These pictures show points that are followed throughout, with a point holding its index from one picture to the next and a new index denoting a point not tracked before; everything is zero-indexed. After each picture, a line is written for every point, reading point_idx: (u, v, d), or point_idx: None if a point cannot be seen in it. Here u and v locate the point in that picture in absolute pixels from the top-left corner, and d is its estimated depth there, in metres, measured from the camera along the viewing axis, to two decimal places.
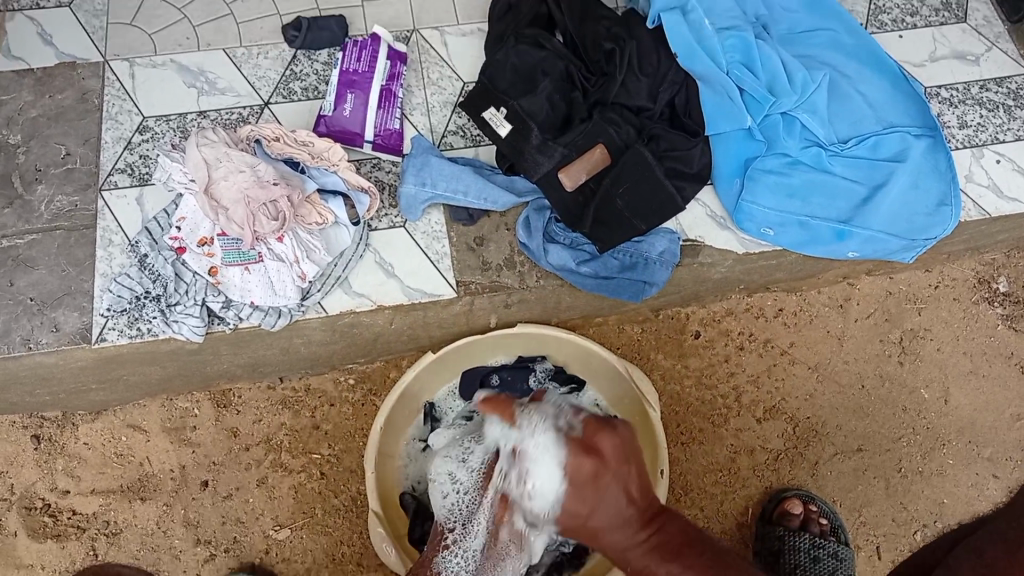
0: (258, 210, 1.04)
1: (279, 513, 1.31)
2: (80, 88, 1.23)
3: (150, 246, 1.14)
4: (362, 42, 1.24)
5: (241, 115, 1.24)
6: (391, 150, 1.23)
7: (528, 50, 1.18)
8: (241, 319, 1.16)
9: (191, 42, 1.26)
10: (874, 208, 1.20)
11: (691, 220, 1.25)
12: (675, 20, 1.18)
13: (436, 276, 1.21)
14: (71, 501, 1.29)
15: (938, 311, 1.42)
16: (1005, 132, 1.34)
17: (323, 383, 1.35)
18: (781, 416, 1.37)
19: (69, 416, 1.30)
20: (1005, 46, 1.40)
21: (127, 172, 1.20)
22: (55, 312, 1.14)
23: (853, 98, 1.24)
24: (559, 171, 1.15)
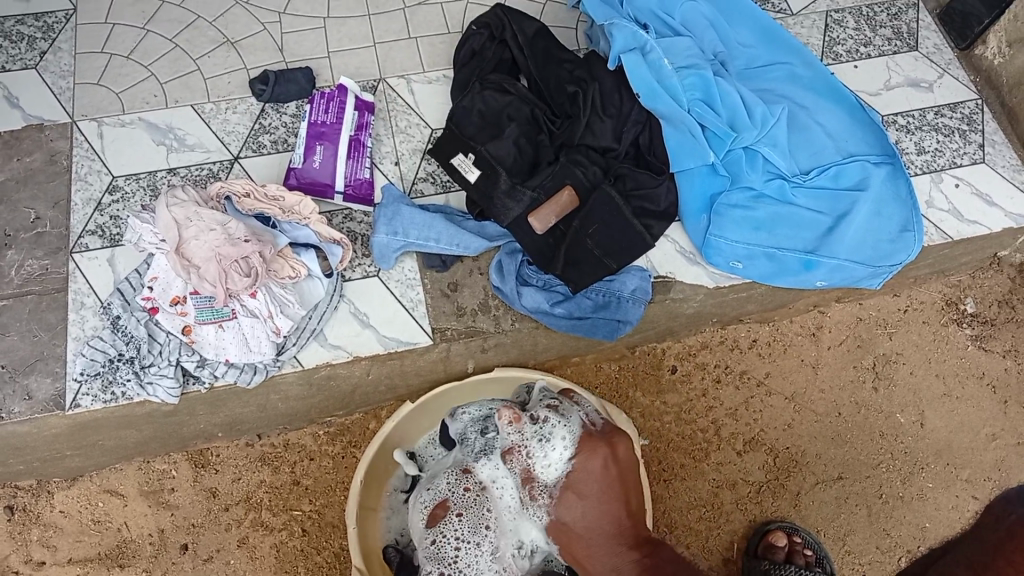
0: (230, 267, 1.04)
1: (262, 573, 1.29)
2: (48, 150, 1.23)
3: (123, 308, 1.13)
4: (330, 94, 1.26)
5: (211, 172, 1.24)
6: (363, 200, 1.24)
7: (494, 96, 1.21)
8: (216, 377, 1.15)
9: (159, 99, 1.27)
10: (839, 238, 1.22)
11: (661, 256, 1.27)
12: (635, 61, 1.20)
13: (412, 325, 1.21)
14: (46, 573, 1.26)
15: (909, 336, 1.44)
16: (961, 157, 1.38)
17: (302, 437, 1.33)
18: (761, 448, 1.38)
19: (44, 484, 1.27)
20: (956, 72, 1.45)
21: (96, 233, 1.20)
22: (27, 379, 1.13)
23: (813, 129, 1.27)
24: (528, 215, 1.17)
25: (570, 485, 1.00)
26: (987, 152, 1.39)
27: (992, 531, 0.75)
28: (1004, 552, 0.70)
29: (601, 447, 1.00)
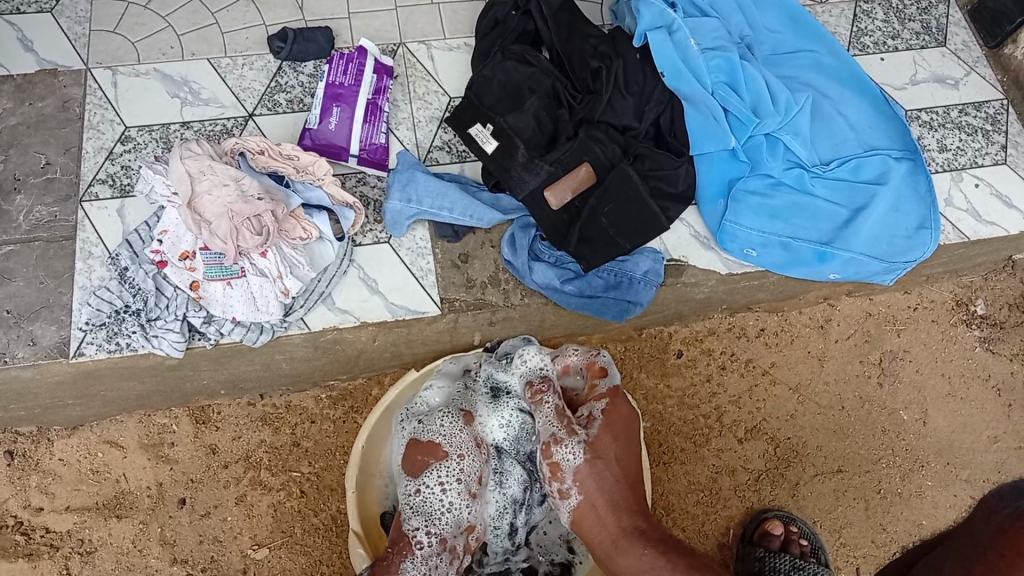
0: (242, 224, 1.03)
1: (257, 532, 1.29)
2: (62, 96, 1.22)
3: (131, 259, 1.12)
4: (350, 55, 1.24)
5: (225, 127, 1.24)
6: (377, 164, 1.23)
7: (515, 67, 1.19)
8: (222, 334, 1.15)
9: (175, 51, 1.26)
10: (856, 231, 1.21)
11: (675, 239, 1.26)
12: (662, 40, 1.19)
13: (422, 295, 1.20)
14: (44, 520, 1.26)
15: (917, 334, 1.43)
16: (983, 156, 1.37)
17: (304, 400, 1.33)
18: (761, 437, 1.38)
19: (44, 431, 1.28)
20: (983, 71, 1.42)
21: (107, 183, 1.19)
22: (32, 325, 1.13)
23: (836, 119, 1.26)
24: (544, 190, 1.16)
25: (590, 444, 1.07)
26: (1009, 153, 1.38)
27: (985, 527, 0.72)
28: (996, 548, 0.69)
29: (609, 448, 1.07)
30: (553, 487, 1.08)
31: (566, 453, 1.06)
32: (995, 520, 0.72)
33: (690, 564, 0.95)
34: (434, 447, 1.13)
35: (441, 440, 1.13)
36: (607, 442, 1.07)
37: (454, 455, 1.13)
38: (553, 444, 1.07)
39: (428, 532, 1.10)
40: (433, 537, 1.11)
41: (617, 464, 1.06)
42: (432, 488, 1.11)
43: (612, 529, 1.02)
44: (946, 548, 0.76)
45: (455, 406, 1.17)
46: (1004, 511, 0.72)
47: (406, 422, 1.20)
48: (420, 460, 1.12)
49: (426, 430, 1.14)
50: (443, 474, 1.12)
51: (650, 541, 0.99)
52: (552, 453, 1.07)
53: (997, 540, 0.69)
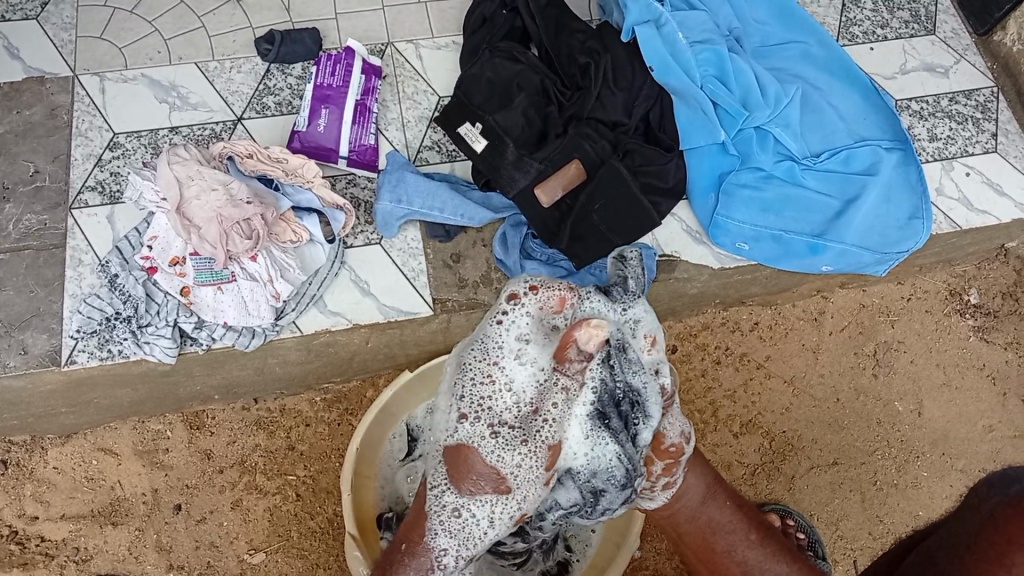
0: (231, 229, 1.03)
1: (253, 536, 1.29)
2: (48, 103, 1.21)
3: (121, 266, 1.12)
4: (337, 56, 1.23)
5: (214, 131, 1.23)
6: (366, 166, 1.22)
7: (503, 64, 1.19)
8: (214, 340, 1.14)
9: (163, 56, 1.25)
10: (848, 222, 1.21)
11: (667, 235, 1.26)
12: (650, 34, 1.19)
13: (414, 295, 1.20)
14: (39, 528, 1.26)
15: (911, 324, 1.43)
16: (974, 145, 1.37)
17: (299, 403, 1.33)
18: (758, 431, 1.38)
19: (38, 440, 1.27)
20: (973, 58, 1.42)
21: (96, 190, 1.18)
22: (22, 334, 1.12)
23: (826, 111, 1.25)
24: (534, 187, 1.16)
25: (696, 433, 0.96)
26: (1000, 142, 1.38)
27: (977, 516, 0.65)
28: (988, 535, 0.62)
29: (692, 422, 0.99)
30: (656, 478, 0.94)
31: (674, 440, 0.91)
32: (985, 507, 0.65)
33: (759, 520, 1.00)
34: (494, 472, 0.80)
35: (507, 468, 0.80)
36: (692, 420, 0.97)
37: (517, 492, 0.82)
38: (684, 444, 0.92)
39: (460, 549, 0.84)
40: (463, 557, 0.85)
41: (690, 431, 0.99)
42: (490, 510, 0.83)
43: (699, 495, 0.98)
44: (941, 539, 0.69)
45: (530, 421, 0.81)
46: (994, 498, 0.65)
47: (462, 403, 0.82)
48: (471, 475, 0.81)
49: (497, 443, 0.80)
50: (501, 506, 0.82)
51: (725, 499, 0.99)
52: (661, 451, 0.92)
53: (986, 526, 0.63)
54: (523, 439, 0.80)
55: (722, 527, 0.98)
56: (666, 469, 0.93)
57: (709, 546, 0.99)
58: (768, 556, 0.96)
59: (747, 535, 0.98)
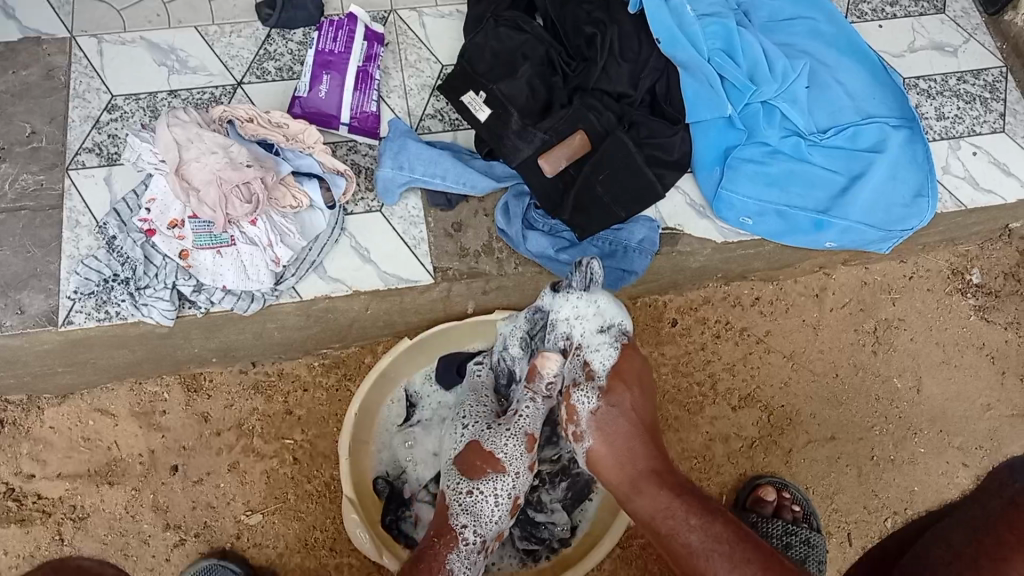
0: (231, 192, 1.01)
1: (251, 497, 1.29)
2: (46, 65, 1.19)
3: (119, 228, 1.10)
4: (339, 21, 1.21)
5: (213, 96, 1.21)
6: (368, 133, 1.20)
7: (508, 34, 1.17)
8: (212, 303, 1.14)
9: (162, 18, 1.23)
10: (853, 199, 1.20)
11: (671, 208, 1.24)
12: (657, 6, 1.18)
13: (415, 263, 1.19)
14: (36, 485, 1.26)
15: (913, 302, 1.43)
16: (982, 125, 1.35)
17: (297, 367, 1.33)
18: (755, 405, 1.38)
19: (34, 400, 1.27)
20: (982, 38, 1.40)
21: (94, 150, 1.17)
22: (19, 294, 1.11)
23: (833, 87, 1.24)
24: (539, 157, 1.14)
25: (615, 373, 1.00)
26: (1008, 122, 1.36)
27: (992, 501, 0.71)
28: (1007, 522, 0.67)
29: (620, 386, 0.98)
30: (568, 430, 1.00)
31: (583, 397, 0.98)
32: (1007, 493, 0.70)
33: (714, 512, 0.85)
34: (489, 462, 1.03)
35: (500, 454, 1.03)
36: (621, 386, 0.98)
37: (511, 470, 1.04)
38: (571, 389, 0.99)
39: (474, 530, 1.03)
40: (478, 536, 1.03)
41: (634, 409, 0.98)
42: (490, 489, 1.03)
43: (634, 469, 0.93)
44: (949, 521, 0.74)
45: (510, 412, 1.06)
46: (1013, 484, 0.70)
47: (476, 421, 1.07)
48: (480, 469, 1.03)
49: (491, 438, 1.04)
50: (504, 485, 1.04)
51: (671, 483, 0.89)
52: (571, 399, 0.99)
53: (1006, 513, 0.68)
54: (506, 429, 1.04)
55: (660, 513, 0.87)
56: (574, 427, 0.99)
57: (654, 537, 0.87)
58: (713, 551, 0.81)
59: (687, 519, 0.84)
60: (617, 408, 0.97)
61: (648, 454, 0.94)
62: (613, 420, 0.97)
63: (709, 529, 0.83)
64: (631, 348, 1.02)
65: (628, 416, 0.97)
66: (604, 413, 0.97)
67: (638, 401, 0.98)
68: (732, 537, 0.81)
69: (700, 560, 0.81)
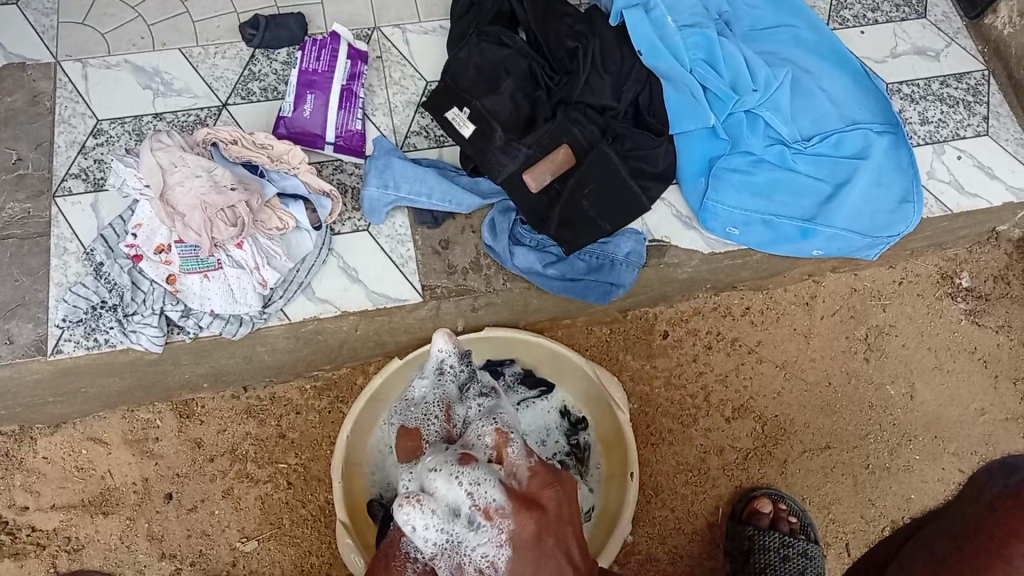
0: (215, 216, 1.02)
1: (245, 525, 1.28)
2: (31, 90, 1.20)
3: (105, 255, 1.10)
4: (322, 40, 1.22)
5: (198, 117, 1.22)
6: (354, 151, 1.21)
7: (491, 48, 1.18)
8: (201, 328, 1.13)
9: (146, 41, 1.24)
10: (839, 206, 1.20)
11: (657, 219, 1.25)
12: (638, 19, 1.18)
13: (402, 281, 1.19)
14: (29, 518, 1.25)
15: (903, 308, 1.43)
16: (965, 128, 1.36)
17: (289, 391, 1.32)
18: (749, 416, 1.37)
19: (27, 430, 1.26)
20: (964, 42, 1.41)
21: (80, 177, 1.17)
22: (8, 323, 1.11)
23: (817, 94, 1.24)
24: (524, 172, 1.14)
25: (501, 461, 0.79)
26: (991, 124, 1.37)
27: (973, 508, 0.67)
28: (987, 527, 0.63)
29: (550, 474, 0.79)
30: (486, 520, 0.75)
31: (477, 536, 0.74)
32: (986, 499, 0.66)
33: None
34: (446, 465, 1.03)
35: None
36: (524, 516, 0.74)
37: None
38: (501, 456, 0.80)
39: None
40: None
41: (528, 547, 0.73)
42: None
43: (557, 508, 0.77)
44: (935, 530, 0.70)
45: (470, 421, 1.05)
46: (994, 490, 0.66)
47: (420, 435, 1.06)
48: None
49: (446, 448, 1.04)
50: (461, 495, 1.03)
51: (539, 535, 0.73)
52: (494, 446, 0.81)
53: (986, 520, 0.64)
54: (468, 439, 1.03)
55: None
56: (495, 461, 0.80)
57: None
58: None
59: None
60: (522, 495, 0.75)
61: (549, 562, 0.74)
62: (526, 518, 0.74)
63: None
64: (530, 506, 0.74)
65: (519, 505, 0.74)
66: (514, 514, 0.75)
67: (524, 532, 0.73)
68: None
69: None
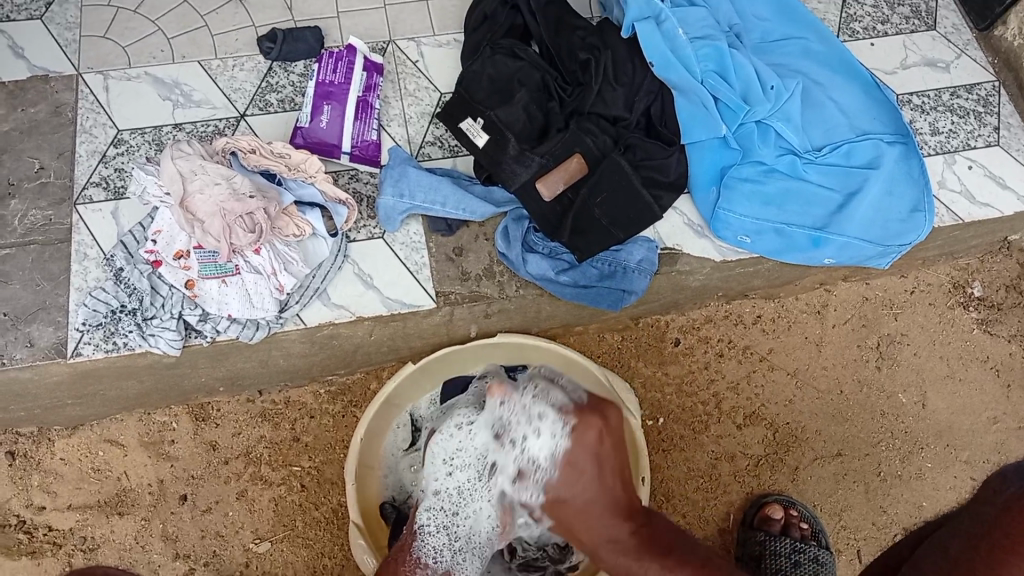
0: (234, 223, 1.04)
1: (259, 526, 1.30)
2: (54, 101, 1.22)
3: (125, 260, 1.13)
4: (339, 53, 1.24)
5: (217, 128, 1.23)
6: (369, 161, 1.22)
7: (505, 61, 1.19)
8: (218, 332, 1.15)
9: (166, 54, 1.26)
10: (849, 215, 1.21)
11: (669, 228, 1.26)
12: (650, 31, 1.19)
13: (416, 288, 1.20)
14: (46, 518, 1.27)
15: (914, 317, 1.43)
16: (976, 139, 1.36)
17: (302, 395, 1.34)
18: (760, 423, 1.38)
19: (45, 431, 1.28)
20: (974, 54, 1.42)
21: (101, 185, 1.19)
22: (29, 326, 1.13)
23: (827, 105, 1.25)
24: (537, 181, 1.16)
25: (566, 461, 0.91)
26: (1001, 136, 1.37)
27: (987, 507, 0.67)
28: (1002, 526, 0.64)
29: (596, 420, 0.92)
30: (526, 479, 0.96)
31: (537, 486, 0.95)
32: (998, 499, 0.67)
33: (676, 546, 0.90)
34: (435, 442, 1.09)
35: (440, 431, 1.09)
36: (574, 481, 0.91)
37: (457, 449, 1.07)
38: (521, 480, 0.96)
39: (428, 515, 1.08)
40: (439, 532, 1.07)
41: (591, 446, 0.91)
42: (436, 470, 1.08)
43: (594, 534, 0.91)
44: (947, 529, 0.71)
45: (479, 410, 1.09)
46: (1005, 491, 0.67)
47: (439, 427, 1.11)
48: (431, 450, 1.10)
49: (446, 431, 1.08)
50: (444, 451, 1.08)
51: (628, 514, 0.91)
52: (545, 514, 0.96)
53: (999, 518, 0.64)
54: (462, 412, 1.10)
55: None
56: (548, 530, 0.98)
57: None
58: None
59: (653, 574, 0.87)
60: (573, 477, 0.90)
61: (606, 481, 0.91)
62: (569, 483, 0.91)
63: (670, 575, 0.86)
64: (585, 424, 0.91)
65: (604, 480, 0.91)
66: (566, 507, 0.91)
67: (588, 443, 0.91)
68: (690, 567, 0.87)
69: None
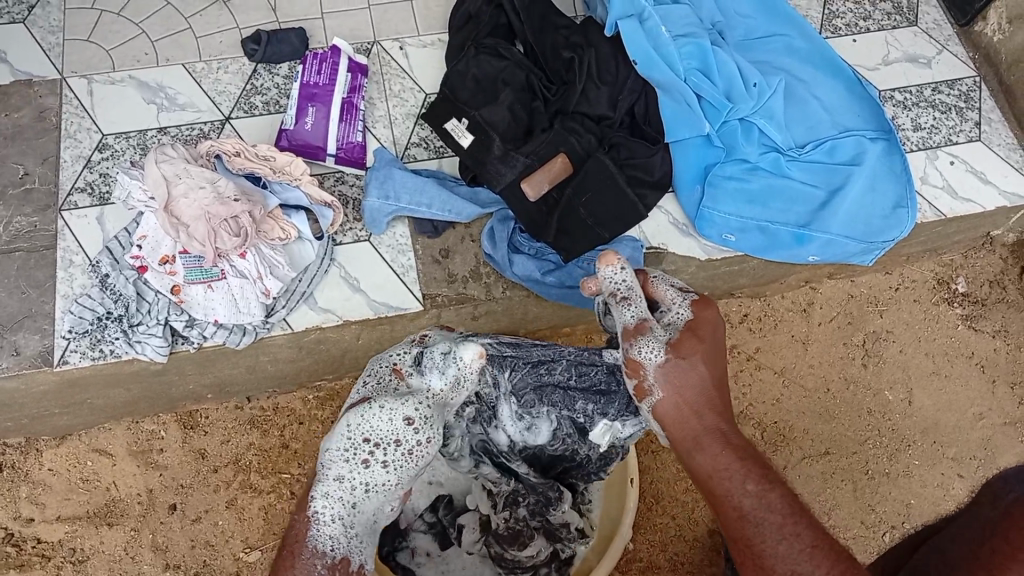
0: (219, 226, 1.04)
1: (249, 535, 1.29)
2: (38, 107, 1.22)
3: (111, 266, 1.12)
4: (322, 55, 1.25)
5: (202, 131, 1.24)
6: (354, 163, 1.23)
7: (489, 60, 1.20)
8: (205, 338, 1.14)
9: (150, 57, 1.26)
10: (832, 213, 1.22)
11: (654, 228, 1.26)
12: (633, 30, 1.20)
13: (403, 290, 1.20)
14: (35, 530, 1.26)
15: (900, 314, 1.44)
16: (957, 134, 1.37)
17: (291, 402, 1.33)
18: (748, 423, 1.38)
19: (33, 442, 1.28)
20: (955, 49, 1.43)
21: (86, 191, 1.19)
22: (15, 335, 1.13)
23: (810, 102, 1.26)
24: (521, 181, 1.16)
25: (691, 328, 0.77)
26: (983, 130, 1.39)
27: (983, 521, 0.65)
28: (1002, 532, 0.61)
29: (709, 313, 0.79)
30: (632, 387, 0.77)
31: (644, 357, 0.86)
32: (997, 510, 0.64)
33: (778, 482, 0.67)
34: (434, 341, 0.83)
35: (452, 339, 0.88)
36: (691, 344, 0.75)
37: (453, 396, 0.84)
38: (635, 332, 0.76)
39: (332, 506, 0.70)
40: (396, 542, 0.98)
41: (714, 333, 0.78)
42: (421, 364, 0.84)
43: (695, 426, 0.72)
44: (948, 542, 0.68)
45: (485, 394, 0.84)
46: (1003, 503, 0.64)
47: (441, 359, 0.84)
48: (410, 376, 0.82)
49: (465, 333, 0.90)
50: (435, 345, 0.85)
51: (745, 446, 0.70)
52: (631, 347, 0.76)
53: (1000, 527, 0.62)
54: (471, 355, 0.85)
55: (720, 473, 0.68)
56: (637, 381, 0.76)
57: (708, 500, 0.69)
58: (763, 521, 0.65)
59: (744, 482, 0.67)
60: (687, 363, 0.74)
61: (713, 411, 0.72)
62: (682, 370, 0.74)
63: (766, 498, 0.66)
64: (707, 302, 0.80)
65: (709, 374, 0.75)
66: (676, 376, 0.74)
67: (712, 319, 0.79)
68: (789, 511, 0.65)
69: (751, 528, 0.65)
